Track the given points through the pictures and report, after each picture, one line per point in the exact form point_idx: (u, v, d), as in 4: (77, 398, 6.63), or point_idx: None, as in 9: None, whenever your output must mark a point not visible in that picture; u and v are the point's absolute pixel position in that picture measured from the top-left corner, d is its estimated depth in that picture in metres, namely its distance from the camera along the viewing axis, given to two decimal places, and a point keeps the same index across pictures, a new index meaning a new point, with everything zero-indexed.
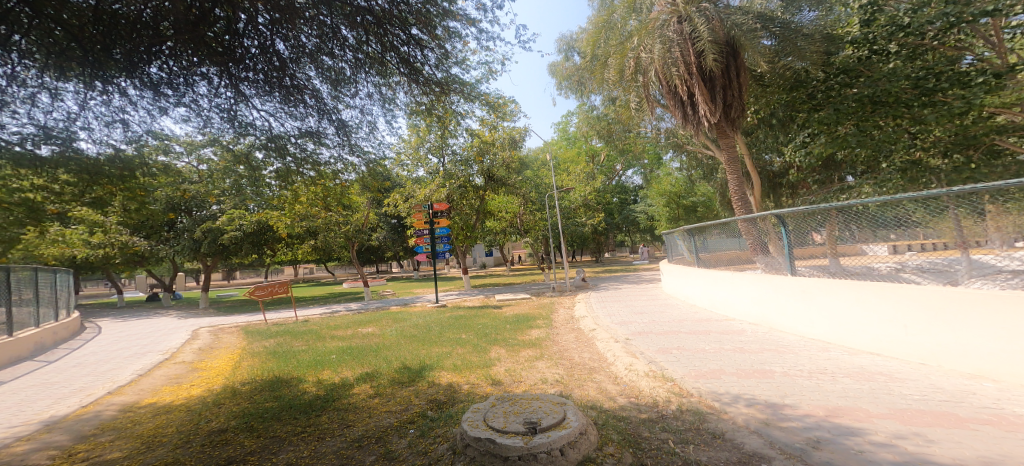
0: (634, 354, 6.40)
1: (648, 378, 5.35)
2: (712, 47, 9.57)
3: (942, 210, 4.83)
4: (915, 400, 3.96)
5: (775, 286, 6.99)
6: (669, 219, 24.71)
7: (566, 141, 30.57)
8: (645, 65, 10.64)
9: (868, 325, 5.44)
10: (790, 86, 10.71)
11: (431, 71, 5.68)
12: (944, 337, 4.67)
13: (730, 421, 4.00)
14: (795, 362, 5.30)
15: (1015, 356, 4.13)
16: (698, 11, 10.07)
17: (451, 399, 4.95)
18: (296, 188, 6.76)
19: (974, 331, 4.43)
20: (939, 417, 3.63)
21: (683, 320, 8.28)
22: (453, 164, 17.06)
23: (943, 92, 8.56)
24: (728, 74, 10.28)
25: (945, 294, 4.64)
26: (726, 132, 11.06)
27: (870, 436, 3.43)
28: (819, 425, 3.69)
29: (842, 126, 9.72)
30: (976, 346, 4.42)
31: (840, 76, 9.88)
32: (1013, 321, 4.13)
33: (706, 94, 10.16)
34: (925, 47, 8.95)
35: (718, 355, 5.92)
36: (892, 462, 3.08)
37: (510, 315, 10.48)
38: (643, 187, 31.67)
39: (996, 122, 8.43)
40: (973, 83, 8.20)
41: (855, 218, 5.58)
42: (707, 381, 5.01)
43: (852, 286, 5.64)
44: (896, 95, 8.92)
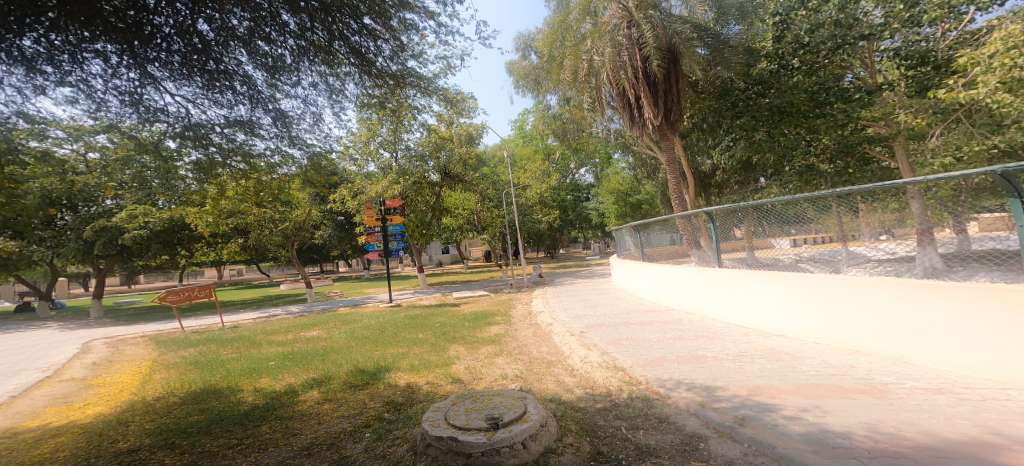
0: (588, 346, 6.67)
1: (602, 368, 5.62)
2: (656, 53, 10.04)
3: (826, 208, 5.40)
4: (810, 376, 4.41)
5: (705, 276, 7.46)
6: (618, 216, 25.60)
7: (523, 138, 30.86)
8: (597, 67, 10.97)
9: (776, 310, 5.96)
10: (718, 94, 11.61)
11: (386, 63, 5.66)
12: (831, 321, 5.20)
13: (673, 405, 4.30)
14: (722, 347, 5.72)
15: (885, 332, 4.67)
16: (646, 18, 10.51)
17: (409, 399, 5.02)
18: (222, 183, 6.46)
19: (853, 314, 4.98)
20: (829, 389, 4.08)
21: (631, 312, 8.65)
22: (407, 160, 16.72)
23: (831, 105, 9.49)
24: (669, 80, 10.80)
25: (830, 283, 5.17)
26: (667, 136, 11.56)
27: (782, 411, 3.80)
28: (743, 404, 4.04)
29: (759, 131, 10.67)
30: (855, 327, 4.95)
31: (757, 87, 10.78)
32: (883, 305, 4.67)
33: (650, 98, 10.66)
34: (818, 64, 9.91)
35: (660, 344, 6.30)
36: (800, 432, 3.44)
37: (469, 313, 10.58)
38: (596, 186, 32.59)
39: (867, 134, 9.54)
40: (852, 99, 9.20)
41: (766, 216, 6.13)
42: (653, 369, 5.32)
43: (763, 277, 6.15)
44: (797, 107, 9.79)
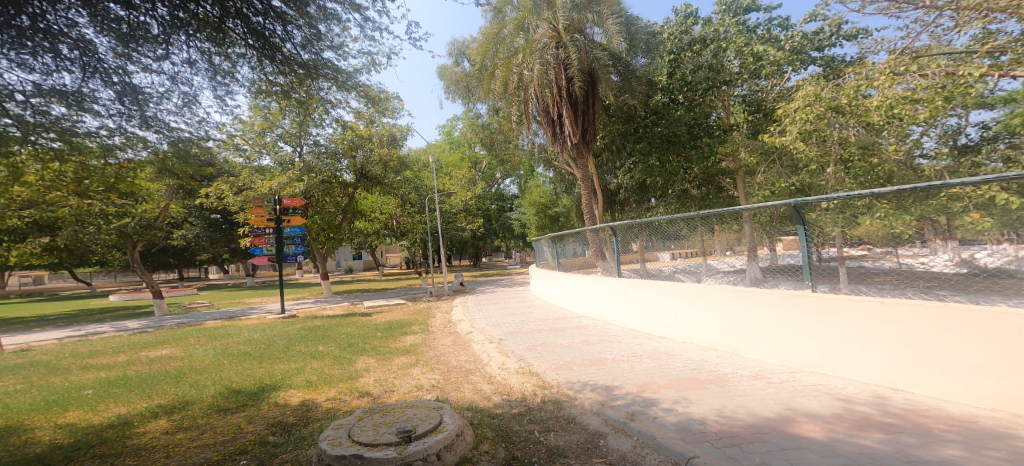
0: (506, 353, 6.90)
1: (517, 374, 5.86)
2: (579, 75, 10.87)
3: (693, 228, 6.50)
4: (680, 371, 5.29)
5: (606, 285, 8.49)
6: (538, 227, 26.70)
7: (449, 145, 30.98)
8: (526, 82, 11.50)
9: (659, 313, 7.11)
10: (625, 120, 14.16)
11: (295, 51, 5.51)
12: (694, 321, 6.39)
13: (579, 406, 4.63)
14: (618, 349, 6.48)
15: (725, 330, 5.89)
16: (573, 41, 11.20)
17: (303, 419, 4.78)
18: (22, 162, 4.98)
19: (707, 315, 6.17)
20: (691, 382, 4.90)
21: (546, 319, 9.07)
22: (316, 157, 15.85)
23: (700, 139, 13.12)
24: (587, 101, 11.64)
25: (695, 290, 6.39)
26: (584, 154, 12.34)
27: (661, 405, 4.34)
28: (634, 401, 4.51)
29: (651, 158, 13.93)
30: (708, 325, 6.16)
31: (651, 116, 13.65)
32: (724, 306, 5.91)
33: (571, 117, 11.38)
34: (696, 102, 13.33)
35: (569, 348, 6.74)
36: (675, 422, 3.95)
37: (382, 323, 10.35)
38: (518, 197, 33.72)
39: (721, 168, 13.62)
40: (715, 135, 12.93)
41: (654, 232, 7.20)
42: (564, 372, 5.66)
43: (649, 285, 7.33)
44: (679, 139, 13.33)
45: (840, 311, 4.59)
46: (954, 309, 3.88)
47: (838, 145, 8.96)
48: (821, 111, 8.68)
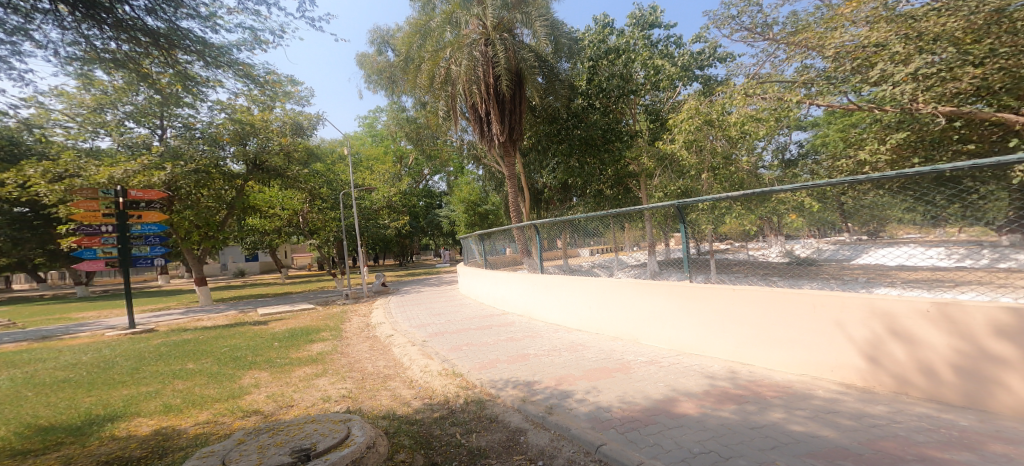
0: (430, 355, 6.76)
1: (441, 377, 5.77)
2: (506, 75, 10.82)
3: (607, 226, 6.90)
4: (593, 362, 5.65)
5: (530, 281, 8.78)
6: (467, 224, 26.67)
7: (372, 138, 30.49)
8: (454, 77, 11.46)
9: (567, 307, 7.73)
10: (549, 121, 14.75)
11: (137, 15, 4.98)
12: (597, 312, 7.11)
13: (501, 404, 4.68)
14: (541, 344, 6.72)
15: (620, 319, 6.64)
16: (500, 39, 11.20)
17: (162, 449, 4.21)
18: None
19: (606, 306, 6.91)
20: (602, 372, 5.26)
21: (473, 317, 9.10)
22: (187, 142, 14.80)
23: (612, 143, 14.82)
24: (514, 101, 11.73)
25: (597, 283, 7.10)
26: (509, 152, 12.56)
27: (575, 396, 4.56)
28: (552, 394, 4.68)
29: (572, 158, 15.03)
30: (607, 315, 6.91)
31: (570, 119, 14.65)
32: (619, 297, 6.67)
33: (497, 116, 11.40)
34: (610, 108, 14.76)
35: (495, 346, 6.82)
36: (586, 412, 4.18)
37: (281, 332, 9.64)
38: (447, 194, 33.59)
39: (627, 171, 15.15)
40: (623, 139, 14.69)
41: (574, 229, 7.56)
42: (488, 371, 5.69)
43: (559, 281, 7.91)
44: (594, 142, 14.75)
45: (702, 297, 5.43)
46: (774, 293, 4.72)
47: (710, 154, 11.70)
48: (699, 123, 11.21)
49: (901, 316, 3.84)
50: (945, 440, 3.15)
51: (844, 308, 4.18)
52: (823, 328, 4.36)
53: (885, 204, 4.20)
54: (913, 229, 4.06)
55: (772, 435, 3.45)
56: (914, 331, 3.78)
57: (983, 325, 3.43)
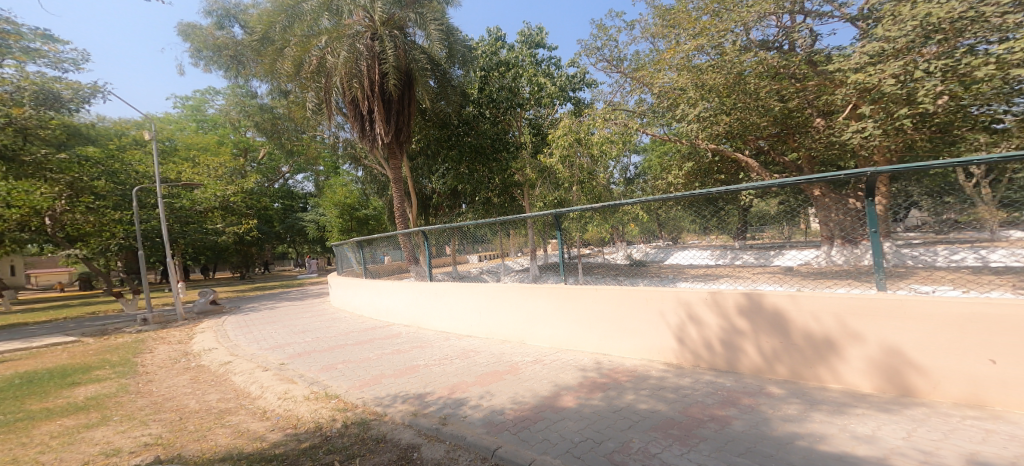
0: (292, 379, 5.87)
1: (309, 402, 5.01)
2: (394, 74, 10.31)
3: (494, 233, 7.44)
4: (483, 366, 5.81)
5: (414, 290, 8.48)
6: (342, 230, 24.92)
7: (197, 122, 27.04)
8: (330, 67, 10.43)
9: (439, 315, 7.98)
10: (439, 126, 14.58)
11: None
12: (467, 318, 7.54)
13: (389, 422, 4.29)
14: (432, 354, 6.42)
15: (487, 323, 7.24)
16: (391, 36, 10.56)
17: None
18: None
19: (474, 311, 7.42)
20: (492, 375, 5.43)
21: (349, 332, 8.26)
22: None
23: (501, 153, 15.11)
24: (402, 101, 11.28)
25: (464, 289, 7.51)
26: (395, 154, 12.00)
27: (469, 403, 4.58)
28: (445, 405, 4.57)
29: (461, 166, 14.86)
30: (474, 320, 7.43)
31: (462, 127, 14.66)
32: (485, 303, 7.25)
33: (383, 115, 10.81)
34: (500, 120, 15.00)
35: (380, 360, 6.26)
36: (480, 418, 4.21)
37: (35, 378, 7.13)
38: (314, 197, 31.56)
39: (515, 181, 15.35)
40: (510, 148, 14.99)
41: (462, 236, 7.77)
42: (371, 388, 5.19)
43: (430, 289, 8.12)
44: (483, 150, 14.96)
45: (560, 297, 6.36)
46: (618, 290, 5.83)
47: (578, 169, 12.83)
48: (571, 141, 12.36)
49: (693, 303, 5.18)
50: (719, 399, 4.36)
51: (663, 299, 5.41)
52: (649, 317, 5.56)
53: (679, 217, 5.66)
54: (696, 236, 5.50)
55: (627, 415, 4.17)
56: (700, 315, 5.14)
57: (733, 306, 4.88)
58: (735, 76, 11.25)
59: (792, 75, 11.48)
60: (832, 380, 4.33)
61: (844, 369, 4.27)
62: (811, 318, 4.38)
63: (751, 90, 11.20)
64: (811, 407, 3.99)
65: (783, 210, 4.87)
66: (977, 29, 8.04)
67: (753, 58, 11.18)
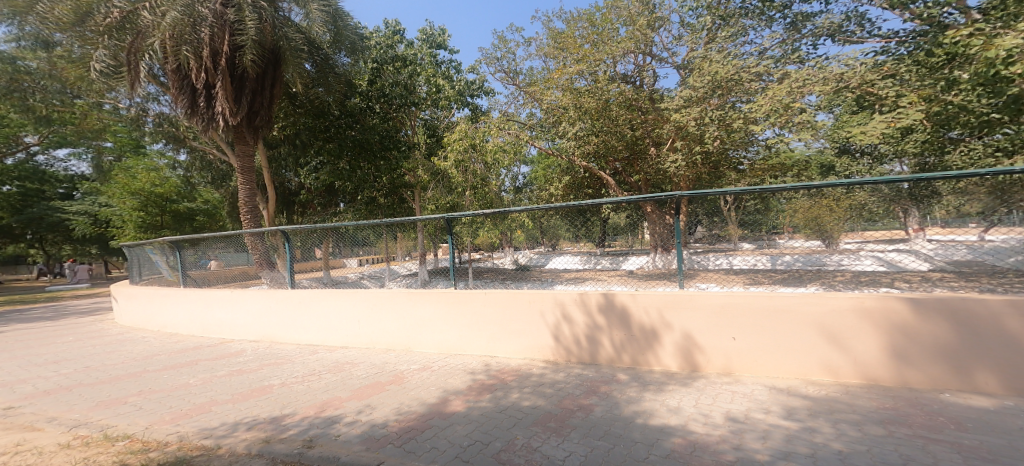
0: (38, 423, 4.59)
1: (76, 447, 3.89)
2: (254, 48, 9.28)
3: (379, 234, 7.14)
4: (363, 378, 5.41)
5: (274, 299, 7.80)
6: (147, 227, 21.08)
7: None
8: (148, 26, 9.35)
9: (305, 326, 7.52)
10: (314, 113, 13.17)
11: None
12: (338, 328, 7.27)
13: (226, 455, 3.63)
14: (290, 370, 5.82)
15: (361, 332, 7.12)
16: (253, 5, 9.54)
17: None
18: None
19: (345, 320, 7.22)
20: (374, 387, 5.08)
21: (161, 354, 7.26)
22: None
23: (390, 152, 14.41)
24: (261, 80, 10.37)
25: (338, 297, 7.25)
26: (245, 139, 11.07)
27: (342, 419, 4.18)
28: (310, 424, 4.10)
29: (341, 160, 13.66)
30: (345, 330, 7.23)
31: (344, 118, 13.58)
32: (360, 312, 7.13)
33: (229, 91, 9.79)
34: (391, 116, 14.65)
35: (211, 386, 5.41)
36: (357, 434, 3.89)
37: None
38: (95, 186, 25.47)
39: (406, 179, 15.17)
40: (400, 149, 14.68)
41: (341, 238, 7.28)
42: (194, 419, 4.39)
43: (298, 295, 7.57)
44: (370, 145, 13.89)
45: (439, 302, 6.67)
46: (505, 293, 6.37)
47: (472, 174, 13.69)
48: (467, 145, 12.99)
49: (567, 303, 6.04)
50: (584, 390, 5.15)
51: (542, 300, 6.17)
52: (531, 318, 6.23)
53: (557, 225, 6.54)
54: (569, 243, 6.46)
55: (513, 413, 4.39)
56: (571, 314, 6.03)
57: (596, 304, 5.90)
58: (603, 103, 12.55)
59: (641, 108, 13.09)
60: (656, 363, 5.66)
61: (663, 353, 5.63)
62: (644, 312, 5.69)
63: (613, 118, 12.64)
64: (644, 388, 5.14)
65: (630, 223, 6.56)
66: (737, 89, 10.83)
67: (616, 89, 12.55)
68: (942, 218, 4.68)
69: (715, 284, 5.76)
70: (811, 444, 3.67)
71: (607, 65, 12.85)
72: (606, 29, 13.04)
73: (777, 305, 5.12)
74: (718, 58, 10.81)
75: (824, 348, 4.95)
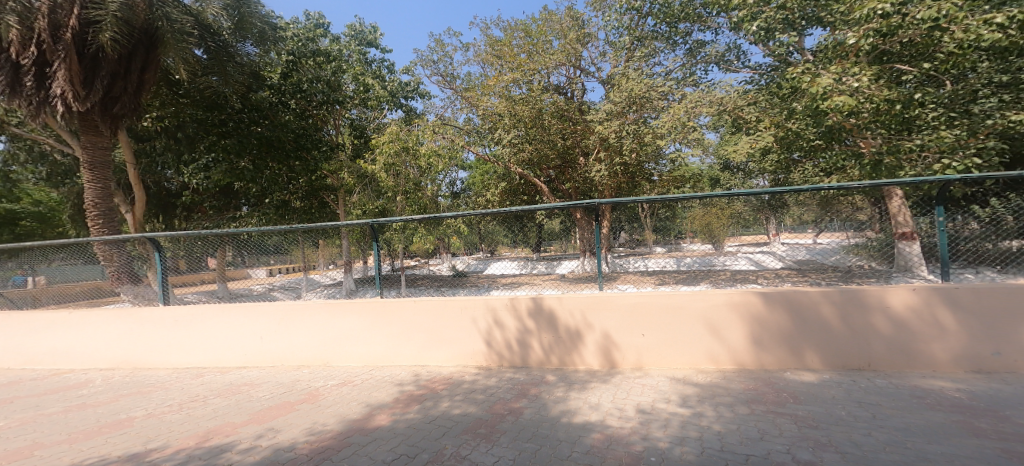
0: None
1: None
2: (115, 24, 8.08)
3: (294, 241, 6.90)
4: (267, 399, 5.08)
5: (139, 320, 7.01)
6: None
7: None
8: None
9: (190, 346, 6.86)
10: (207, 105, 11.60)
11: None
12: (232, 346, 6.75)
13: None
14: (162, 399, 5.36)
15: (262, 350, 6.66)
16: None
17: None
18: None
19: (241, 337, 6.72)
20: (281, 408, 4.79)
21: None
22: None
23: (307, 150, 13.56)
24: (125, 62, 9.25)
25: (236, 313, 6.72)
26: (93, 127, 9.83)
27: (236, 447, 3.91)
28: (190, 457, 3.78)
29: (242, 159, 12.47)
30: (240, 348, 6.73)
31: (248, 112, 12.07)
32: (262, 329, 6.67)
33: (75, 71, 8.57)
34: (308, 113, 13.64)
35: (48, 423, 4.81)
36: (255, 460, 3.66)
37: None
38: None
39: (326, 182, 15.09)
40: (322, 150, 14.02)
41: (245, 246, 6.93)
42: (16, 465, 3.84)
43: (190, 309, 6.88)
44: (282, 143, 12.80)
45: (354, 314, 6.47)
46: (436, 301, 6.30)
47: (404, 179, 13.32)
48: (398, 148, 12.72)
49: (498, 308, 6.12)
50: (515, 393, 5.26)
51: (473, 307, 6.21)
52: (464, 324, 6.24)
53: (495, 231, 6.65)
54: (508, 248, 6.67)
55: (443, 423, 4.36)
56: (502, 319, 6.11)
57: (525, 308, 6.04)
58: (537, 111, 12.86)
59: (571, 119, 13.57)
60: (580, 363, 5.93)
61: (586, 352, 5.92)
62: (570, 314, 5.95)
63: (546, 126, 13.06)
64: (569, 387, 5.35)
65: (563, 230, 6.86)
66: (648, 106, 11.67)
67: (550, 98, 12.98)
68: (794, 224, 5.82)
69: (632, 285, 6.35)
70: (700, 429, 4.14)
71: (541, 75, 13.32)
72: (539, 40, 13.41)
73: (675, 303, 5.71)
74: (633, 75, 11.62)
75: (708, 340, 5.65)
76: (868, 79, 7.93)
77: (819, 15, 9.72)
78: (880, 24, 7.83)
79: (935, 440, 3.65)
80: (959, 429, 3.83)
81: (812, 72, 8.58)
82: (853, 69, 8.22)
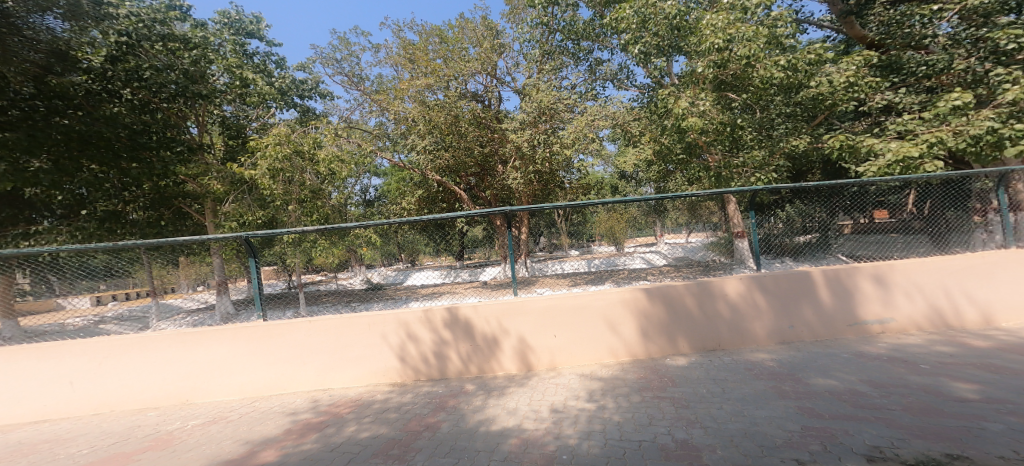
0: None
1: None
2: None
3: (134, 260, 5.89)
4: (84, 456, 4.40)
5: None
6: None
7: None
8: None
9: None
10: None
11: None
12: (24, 399, 5.60)
13: None
14: None
15: (72, 398, 5.65)
16: None
17: None
18: None
19: (38, 387, 5.62)
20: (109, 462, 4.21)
21: None
22: None
23: (150, 150, 11.69)
24: None
25: (28, 358, 5.60)
26: None
27: None
28: None
29: (38, 159, 9.91)
30: (36, 400, 5.62)
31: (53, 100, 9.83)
32: (71, 372, 5.66)
33: None
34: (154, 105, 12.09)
35: None
36: None
37: None
38: None
39: (184, 189, 13.63)
40: (179, 152, 12.53)
41: (53, 268, 5.80)
42: None
43: None
44: (109, 142, 10.67)
45: (198, 345, 5.79)
46: (339, 319, 5.90)
47: (298, 186, 12.23)
48: (287, 152, 11.69)
49: (411, 322, 5.89)
50: (432, 407, 5.08)
51: (384, 322, 5.91)
52: (372, 341, 5.92)
53: (416, 240, 6.63)
54: (430, 258, 6.63)
55: (348, 449, 4.09)
56: (417, 332, 5.91)
57: (440, 320, 5.90)
58: (453, 118, 12.75)
59: (488, 127, 13.80)
60: (499, 369, 5.93)
61: (505, 358, 5.93)
62: (485, 322, 5.92)
63: (462, 133, 12.99)
64: (489, 395, 5.30)
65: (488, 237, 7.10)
66: (557, 118, 12.22)
67: (468, 105, 12.91)
68: (673, 226, 6.50)
69: (549, 287, 6.39)
70: (603, 421, 4.37)
71: (458, 81, 13.26)
72: (457, 47, 13.43)
73: (580, 303, 5.98)
74: (543, 86, 12.05)
75: (607, 336, 5.98)
76: (709, 103, 9.24)
77: (678, 44, 10.71)
78: (717, 56, 9.02)
79: (759, 405, 4.37)
80: (771, 393, 4.63)
81: (672, 95, 9.84)
82: (699, 94, 9.50)
